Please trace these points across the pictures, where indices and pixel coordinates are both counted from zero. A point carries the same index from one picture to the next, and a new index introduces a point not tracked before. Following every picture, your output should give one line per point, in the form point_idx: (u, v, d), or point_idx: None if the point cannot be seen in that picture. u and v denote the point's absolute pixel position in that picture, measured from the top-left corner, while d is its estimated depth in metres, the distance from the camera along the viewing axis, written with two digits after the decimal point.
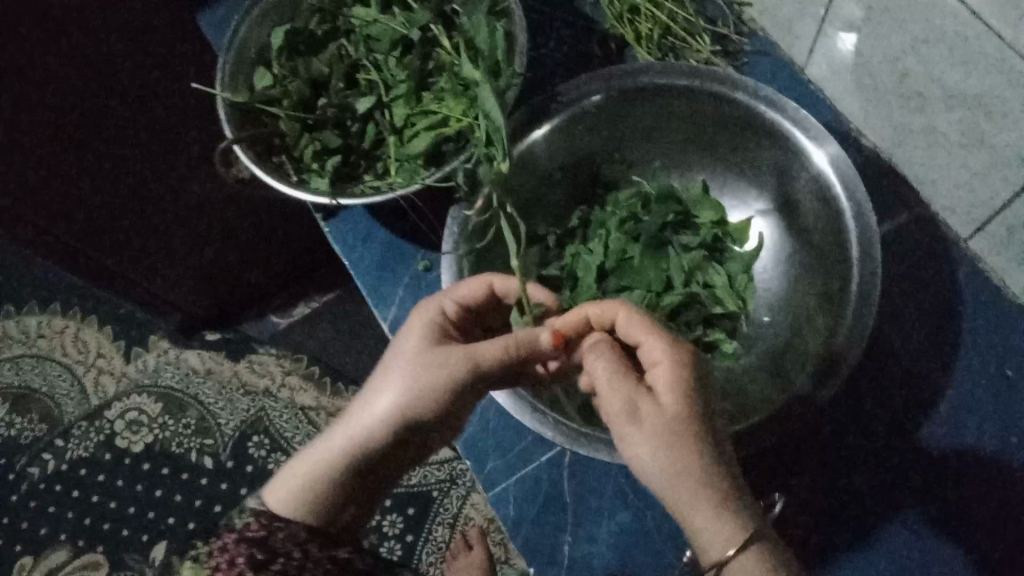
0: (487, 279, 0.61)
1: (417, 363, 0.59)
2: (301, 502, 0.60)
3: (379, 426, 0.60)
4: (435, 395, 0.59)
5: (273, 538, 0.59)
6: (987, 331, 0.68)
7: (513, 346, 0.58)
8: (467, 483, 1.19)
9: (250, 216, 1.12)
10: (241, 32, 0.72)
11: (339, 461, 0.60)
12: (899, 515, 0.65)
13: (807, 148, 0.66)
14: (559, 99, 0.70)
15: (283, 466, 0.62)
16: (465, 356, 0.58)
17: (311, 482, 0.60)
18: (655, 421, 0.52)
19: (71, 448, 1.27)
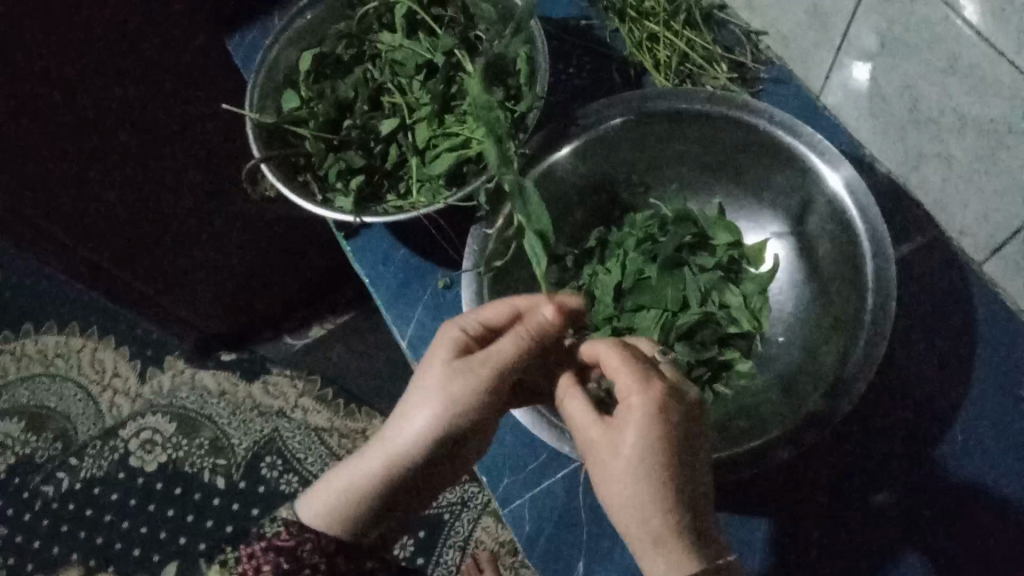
0: (510, 301, 0.61)
1: (450, 381, 0.59)
2: (338, 518, 0.62)
3: (413, 443, 0.61)
4: (467, 410, 0.59)
5: (302, 549, 0.61)
6: (994, 357, 0.71)
7: (529, 343, 0.59)
8: (478, 506, 1.22)
9: (274, 230, 1.19)
10: (271, 56, 0.77)
11: (373, 479, 0.61)
12: (900, 544, 0.68)
13: (823, 172, 0.66)
14: (579, 123, 0.72)
15: (315, 484, 0.63)
16: (492, 365, 0.59)
17: (348, 500, 0.61)
18: (620, 452, 0.55)
19: (85, 468, 1.34)
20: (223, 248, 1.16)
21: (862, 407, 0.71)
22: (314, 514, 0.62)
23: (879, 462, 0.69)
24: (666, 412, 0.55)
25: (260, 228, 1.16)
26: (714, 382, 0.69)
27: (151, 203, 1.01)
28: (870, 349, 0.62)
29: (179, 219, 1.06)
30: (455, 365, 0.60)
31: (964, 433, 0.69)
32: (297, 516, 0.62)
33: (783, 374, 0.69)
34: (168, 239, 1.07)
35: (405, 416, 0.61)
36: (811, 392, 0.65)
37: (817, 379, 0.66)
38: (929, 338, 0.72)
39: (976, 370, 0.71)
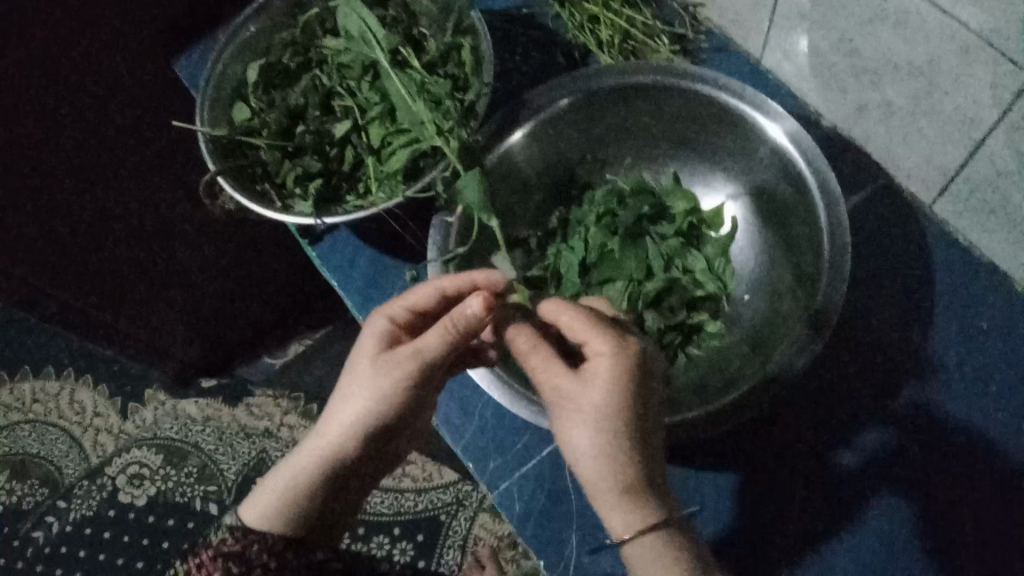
0: (436, 285, 0.62)
1: (375, 371, 0.60)
2: (280, 515, 0.63)
3: (342, 436, 0.62)
4: (389, 402, 0.60)
5: (249, 551, 0.62)
6: (955, 292, 0.73)
7: (451, 335, 0.58)
8: (474, 504, 1.18)
9: (248, 258, 1.16)
10: (216, 71, 0.77)
11: (307, 476, 0.63)
12: (885, 478, 0.69)
13: (767, 130, 0.69)
14: (528, 106, 0.73)
15: (257, 485, 0.65)
16: (415, 355, 0.60)
17: (286, 497, 0.63)
18: (589, 410, 0.56)
19: (73, 509, 1.30)
20: (191, 277, 1.13)
21: (832, 354, 0.73)
22: (254, 514, 0.63)
23: (847, 409, 0.72)
24: (635, 370, 0.57)
25: (230, 255, 1.14)
26: (686, 345, 0.72)
27: (109, 228, 0.99)
28: (831, 293, 0.64)
29: (137, 248, 1.04)
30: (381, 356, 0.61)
31: (928, 372, 0.72)
32: (241, 517, 0.63)
33: (752, 331, 0.71)
34: (127, 266, 1.04)
35: (333, 408, 0.62)
36: (778, 345, 0.67)
37: (784, 330, 0.68)
38: (884, 284, 0.75)
39: (937, 305, 0.73)
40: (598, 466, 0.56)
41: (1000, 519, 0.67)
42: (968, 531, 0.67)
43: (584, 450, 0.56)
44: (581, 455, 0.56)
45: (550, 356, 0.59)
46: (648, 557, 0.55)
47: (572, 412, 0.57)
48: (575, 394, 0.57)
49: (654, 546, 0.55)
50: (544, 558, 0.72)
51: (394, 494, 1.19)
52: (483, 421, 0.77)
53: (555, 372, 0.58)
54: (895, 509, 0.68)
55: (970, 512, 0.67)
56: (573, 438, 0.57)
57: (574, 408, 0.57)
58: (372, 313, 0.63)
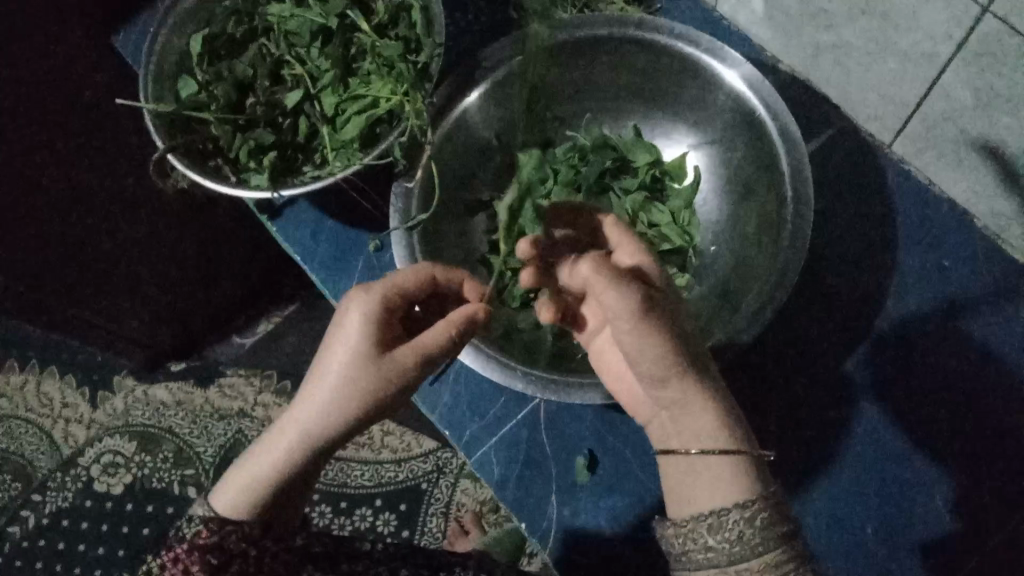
0: (427, 269, 0.62)
1: (370, 369, 0.60)
2: (257, 502, 0.61)
3: (324, 429, 0.61)
4: (381, 401, 0.61)
5: (227, 540, 0.59)
6: (919, 228, 0.74)
7: (453, 336, 0.60)
8: (455, 470, 1.16)
9: (213, 241, 1.13)
10: (158, 45, 0.72)
11: (286, 463, 0.61)
12: (861, 414, 0.72)
13: (723, 74, 0.68)
14: (483, 66, 0.71)
15: (230, 470, 0.63)
16: (416, 352, 0.60)
17: (267, 485, 0.61)
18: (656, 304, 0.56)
19: (49, 502, 1.21)
20: (156, 261, 1.10)
21: (799, 297, 0.75)
22: (232, 506, 0.61)
23: (815, 356, 0.73)
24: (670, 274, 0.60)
25: (195, 238, 1.11)
26: None
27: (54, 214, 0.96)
28: (796, 241, 0.64)
29: (93, 232, 1.01)
30: (374, 352, 0.60)
31: (893, 311, 0.73)
32: (214, 505, 0.61)
33: (721, 280, 0.72)
34: (82, 253, 1.02)
35: (318, 401, 0.61)
36: (747, 293, 0.67)
37: (751, 277, 0.68)
38: (851, 227, 0.75)
39: (898, 244, 0.74)
40: (668, 362, 0.55)
41: (969, 457, 0.70)
42: (941, 469, 0.70)
43: (653, 348, 0.55)
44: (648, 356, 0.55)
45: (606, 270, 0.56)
46: (726, 473, 0.55)
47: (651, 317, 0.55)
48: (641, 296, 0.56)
49: (732, 465, 0.55)
50: (525, 520, 0.73)
51: (373, 465, 1.17)
52: (456, 386, 0.77)
53: (622, 289, 0.55)
54: (875, 455, 0.71)
55: (939, 446, 0.70)
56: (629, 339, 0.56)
57: (643, 310, 0.55)
58: (363, 293, 0.61)
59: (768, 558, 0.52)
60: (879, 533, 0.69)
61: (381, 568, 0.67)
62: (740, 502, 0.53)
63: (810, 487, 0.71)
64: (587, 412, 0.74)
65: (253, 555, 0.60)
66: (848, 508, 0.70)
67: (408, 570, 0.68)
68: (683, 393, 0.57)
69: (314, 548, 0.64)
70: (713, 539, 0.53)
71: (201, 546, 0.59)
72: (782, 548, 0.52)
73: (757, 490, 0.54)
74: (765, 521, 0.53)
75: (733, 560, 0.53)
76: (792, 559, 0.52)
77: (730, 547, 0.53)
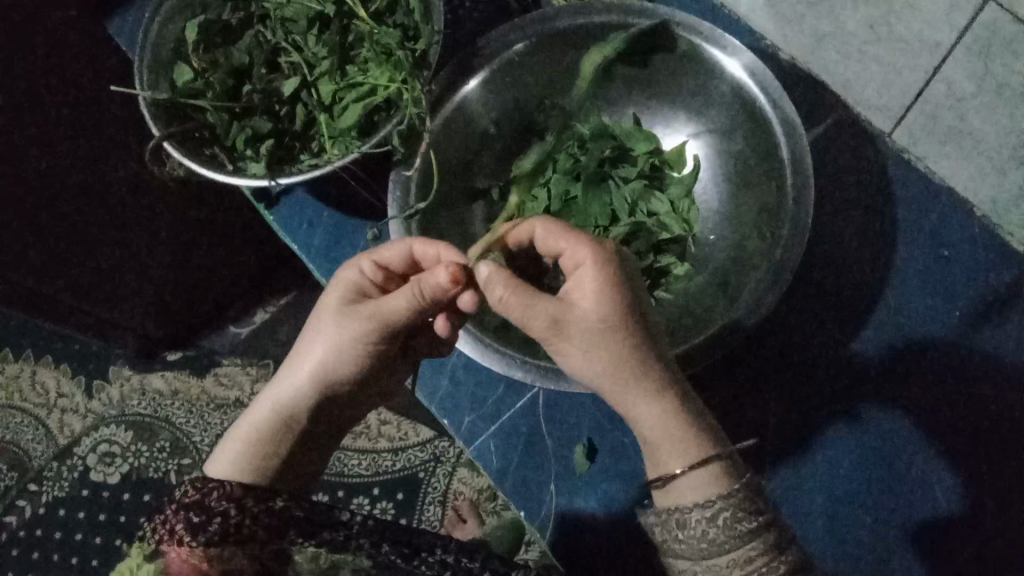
0: (408, 242, 0.63)
1: (332, 322, 0.65)
2: (239, 460, 0.66)
3: (301, 386, 0.67)
4: (354, 354, 0.66)
5: (208, 499, 0.62)
6: (920, 216, 0.74)
7: (412, 297, 0.61)
8: (452, 459, 1.14)
9: (210, 229, 1.12)
10: (153, 31, 0.72)
11: (273, 420, 0.67)
12: (860, 400, 0.72)
13: (722, 62, 0.67)
14: (481, 54, 0.70)
15: (226, 433, 0.69)
16: (382, 313, 0.63)
17: (250, 441, 0.66)
18: (584, 331, 0.57)
19: (46, 491, 1.22)
20: (153, 252, 1.09)
21: (800, 286, 0.74)
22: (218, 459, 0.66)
23: (813, 347, 0.73)
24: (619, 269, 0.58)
25: (192, 228, 1.10)
26: (655, 290, 0.72)
27: (49, 205, 0.95)
28: (795, 232, 0.64)
29: (90, 220, 1.00)
30: (339, 310, 0.65)
31: (892, 300, 0.73)
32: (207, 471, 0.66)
33: (720, 269, 0.71)
34: (78, 242, 1.00)
35: (300, 359, 0.67)
36: (746, 282, 0.67)
37: (750, 267, 0.68)
38: (852, 214, 0.75)
39: (899, 234, 0.74)
40: (608, 373, 0.58)
41: (966, 445, 0.70)
42: (938, 457, 0.70)
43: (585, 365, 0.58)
44: (585, 371, 0.58)
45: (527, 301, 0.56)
46: (699, 482, 0.58)
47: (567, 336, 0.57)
48: (565, 321, 0.57)
49: (705, 473, 0.58)
50: (523, 509, 0.74)
51: (370, 455, 1.17)
52: (454, 374, 0.76)
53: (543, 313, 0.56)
54: (872, 434, 0.72)
55: (937, 434, 0.71)
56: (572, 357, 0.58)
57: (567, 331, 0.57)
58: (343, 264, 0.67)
59: (735, 553, 0.56)
60: (872, 513, 0.71)
61: (362, 540, 0.63)
62: (703, 503, 0.57)
63: (806, 467, 0.72)
64: (586, 402, 0.73)
65: (234, 516, 0.61)
66: (840, 489, 0.71)
67: (388, 548, 0.63)
68: (631, 401, 0.59)
69: (293, 512, 0.62)
70: (682, 535, 0.58)
71: (186, 505, 0.62)
72: (751, 541, 0.56)
73: (725, 489, 0.57)
74: (729, 519, 0.56)
75: (701, 557, 0.57)
76: (766, 549, 0.56)
77: (699, 544, 0.57)
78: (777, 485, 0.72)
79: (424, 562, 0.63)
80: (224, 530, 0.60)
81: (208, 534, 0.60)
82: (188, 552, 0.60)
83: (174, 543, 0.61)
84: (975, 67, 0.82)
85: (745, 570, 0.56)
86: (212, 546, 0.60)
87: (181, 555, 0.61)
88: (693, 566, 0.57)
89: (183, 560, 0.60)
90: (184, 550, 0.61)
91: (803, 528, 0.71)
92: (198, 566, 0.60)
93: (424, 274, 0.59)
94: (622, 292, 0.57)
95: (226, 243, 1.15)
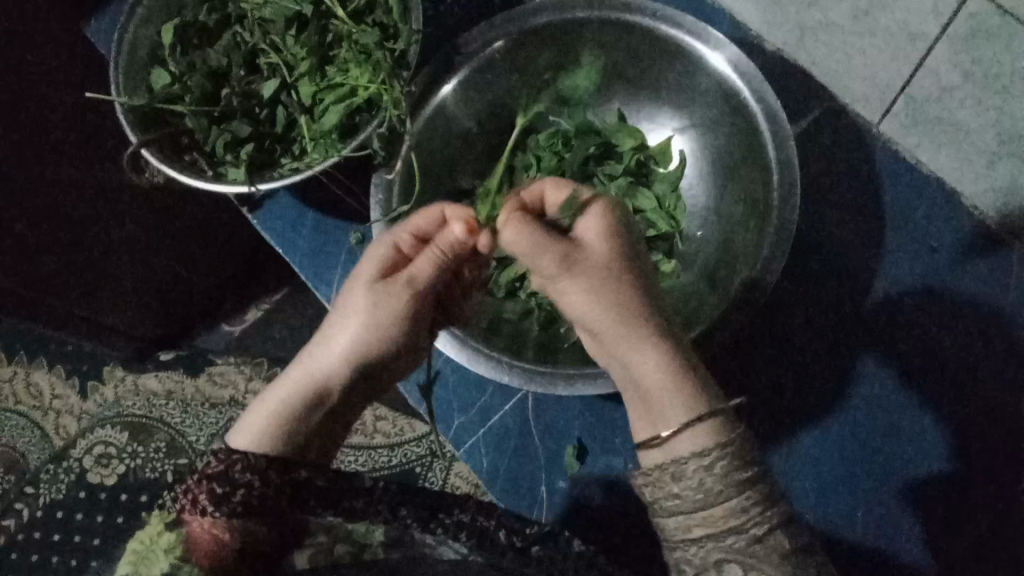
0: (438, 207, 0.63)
1: (370, 293, 0.64)
2: (269, 436, 0.62)
3: (339, 357, 0.64)
4: (394, 325, 0.64)
5: (232, 471, 0.59)
6: (909, 206, 0.74)
7: (440, 255, 0.63)
8: (450, 453, 1.07)
9: (189, 236, 1.07)
10: (127, 35, 0.70)
11: (307, 395, 0.64)
12: (858, 383, 0.72)
13: (704, 54, 0.66)
14: (462, 52, 0.69)
15: (243, 417, 0.64)
16: (416, 283, 0.64)
17: (281, 418, 0.62)
18: (599, 267, 0.57)
19: (42, 495, 1.05)
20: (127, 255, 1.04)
21: (789, 276, 0.74)
22: (246, 439, 0.61)
23: (804, 342, 0.73)
24: (617, 219, 0.59)
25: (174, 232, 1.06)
26: None
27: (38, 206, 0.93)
28: (782, 228, 0.63)
29: (64, 224, 0.97)
30: (376, 280, 0.65)
31: (881, 290, 0.73)
32: (229, 446, 0.61)
33: (707, 264, 0.71)
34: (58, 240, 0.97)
35: (334, 332, 0.65)
36: (734, 277, 0.66)
37: (737, 262, 0.67)
38: (840, 204, 0.75)
39: (889, 224, 0.74)
40: (608, 313, 0.57)
41: (957, 434, 0.71)
42: (926, 445, 0.71)
43: (592, 300, 0.57)
44: (593, 306, 0.57)
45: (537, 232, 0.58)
46: (691, 438, 0.53)
47: (574, 273, 0.57)
48: (575, 257, 0.57)
49: (704, 428, 0.54)
50: (515, 511, 0.74)
51: (366, 452, 1.08)
52: (443, 378, 0.76)
53: (554, 248, 0.57)
54: (878, 390, 0.72)
55: (929, 425, 0.71)
56: (576, 297, 0.58)
57: (580, 268, 0.57)
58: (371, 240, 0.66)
59: (732, 503, 0.51)
60: (874, 499, 0.71)
61: (382, 506, 0.60)
62: (698, 453, 0.52)
63: (817, 429, 0.72)
64: (576, 402, 0.73)
65: (258, 487, 0.59)
66: (842, 472, 0.71)
67: (406, 512, 0.60)
68: (621, 344, 0.57)
69: (313, 482, 0.60)
70: (676, 488, 0.53)
71: (209, 475, 0.60)
72: (744, 492, 0.51)
73: (722, 438, 0.53)
74: (726, 468, 0.52)
75: (698, 507, 0.52)
76: (760, 500, 0.52)
77: (693, 496, 0.52)
78: (788, 446, 0.72)
79: (440, 525, 0.61)
80: (248, 502, 0.58)
81: (232, 505, 0.58)
82: (210, 523, 0.59)
83: (194, 514, 0.59)
84: (963, 55, 0.81)
85: (739, 522, 0.51)
86: (236, 517, 0.58)
87: (202, 526, 0.59)
88: (688, 520, 0.52)
89: (205, 529, 0.58)
90: (207, 520, 0.59)
91: (810, 490, 0.71)
92: (218, 537, 0.58)
93: (439, 234, 0.63)
94: (625, 239, 0.59)
95: (209, 252, 1.10)
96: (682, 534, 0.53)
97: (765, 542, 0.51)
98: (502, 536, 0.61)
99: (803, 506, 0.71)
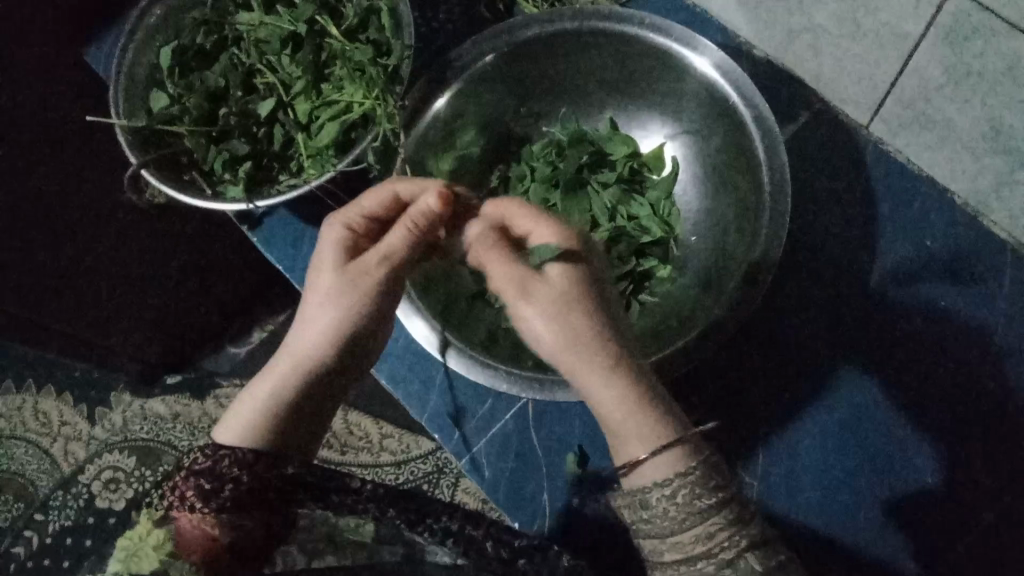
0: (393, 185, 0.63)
1: (334, 277, 0.61)
2: (251, 431, 0.59)
3: (313, 341, 0.61)
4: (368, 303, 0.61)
5: (220, 465, 0.57)
6: (901, 204, 0.75)
7: (411, 227, 0.61)
8: (457, 470, 1.06)
9: (185, 256, 1.07)
10: (127, 60, 0.72)
11: (289, 384, 0.60)
12: (853, 384, 0.72)
13: (688, 58, 0.67)
14: (454, 66, 0.70)
15: (228, 413, 0.61)
16: (386, 258, 0.61)
17: (266, 410, 0.59)
18: (549, 303, 0.56)
19: (52, 521, 1.00)
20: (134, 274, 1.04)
21: (786, 278, 0.75)
22: (228, 434, 0.59)
23: (800, 342, 0.74)
24: (586, 274, 0.57)
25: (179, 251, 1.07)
26: (639, 293, 0.72)
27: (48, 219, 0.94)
28: (773, 227, 0.64)
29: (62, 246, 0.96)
30: (343, 264, 0.62)
31: (877, 290, 0.74)
32: (216, 440, 0.59)
33: (702, 267, 0.71)
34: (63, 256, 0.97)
35: (304, 317, 0.61)
36: (727, 278, 0.67)
37: (728, 266, 0.68)
38: (833, 205, 0.75)
39: (882, 223, 0.75)
40: (563, 349, 0.55)
41: (956, 430, 0.71)
42: (925, 445, 0.71)
43: (549, 335, 0.56)
44: (547, 340, 0.56)
45: (509, 255, 0.59)
46: (655, 467, 0.54)
47: (529, 305, 0.56)
48: (530, 287, 0.56)
49: (668, 458, 0.54)
50: (517, 520, 0.73)
51: (372, 470, 1.07)
52: (442, 388, 0.77)
53: (509, 274, 0.57)
54: (858, 404, 0.72)
55: (928, 422, 0.71)
56: (532, 328, 0.57)
57: (532, 300, 0.56)
58: (328, 220, 0.64)
59: (697, 531, 0.52)
60: (856, 505, 0.71)
61: (370, 505, 0.61)
62: (661, 482, 0.53)
63: (800, 434, 0.72)
64: (575, 410, 0.74)
65: (245, 481, 0.57)
66: (826, 480, 0.71)
67: (394, 512, 0.61)
68: (584, 379, 0.55)
69: (305, 478, 0.58)
70: (644, 514, 0.54)
71: (198, 471, 0.57)
72: (712, 517, 0.52)
73: (688, 467, 0.53)
74: (689, 496, 0.53)
75: (666, 534, 0.53)
76: (732, 522, 0.53)
77: (660, 522, 0.53)
78: (777, 434, 0.72)
79: (428, 528, 0.62)
80: (237, 496, 0.56)
81: (222, 501, 0.56)
82: (200, 518, 0.55)
83: (184, 510, 0.55)
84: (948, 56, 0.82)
85: (706, 547, 0.52)
86: (225, 512, 0.56)
87: (192, 519, 0.55)
88: (660, 545, 0.53)
89: (194, 525, 0.54)
90: (195, 517, 0.55)
91: (794, 494, 0.71)
92: (209, 532, 0.54)
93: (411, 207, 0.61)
94: (590, 284, 0.57)
95: (210, 269, 1.11)
96: (655, 554, 0.54)
97: (736, 565, 0.52)
98: (490, 545, 0.63)
99: (787, 509, 0.71)
